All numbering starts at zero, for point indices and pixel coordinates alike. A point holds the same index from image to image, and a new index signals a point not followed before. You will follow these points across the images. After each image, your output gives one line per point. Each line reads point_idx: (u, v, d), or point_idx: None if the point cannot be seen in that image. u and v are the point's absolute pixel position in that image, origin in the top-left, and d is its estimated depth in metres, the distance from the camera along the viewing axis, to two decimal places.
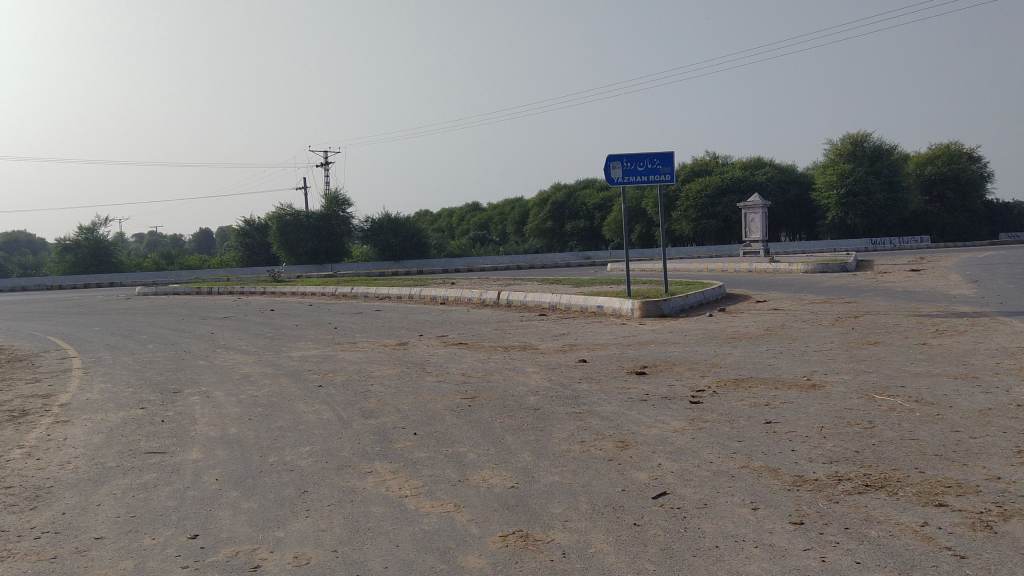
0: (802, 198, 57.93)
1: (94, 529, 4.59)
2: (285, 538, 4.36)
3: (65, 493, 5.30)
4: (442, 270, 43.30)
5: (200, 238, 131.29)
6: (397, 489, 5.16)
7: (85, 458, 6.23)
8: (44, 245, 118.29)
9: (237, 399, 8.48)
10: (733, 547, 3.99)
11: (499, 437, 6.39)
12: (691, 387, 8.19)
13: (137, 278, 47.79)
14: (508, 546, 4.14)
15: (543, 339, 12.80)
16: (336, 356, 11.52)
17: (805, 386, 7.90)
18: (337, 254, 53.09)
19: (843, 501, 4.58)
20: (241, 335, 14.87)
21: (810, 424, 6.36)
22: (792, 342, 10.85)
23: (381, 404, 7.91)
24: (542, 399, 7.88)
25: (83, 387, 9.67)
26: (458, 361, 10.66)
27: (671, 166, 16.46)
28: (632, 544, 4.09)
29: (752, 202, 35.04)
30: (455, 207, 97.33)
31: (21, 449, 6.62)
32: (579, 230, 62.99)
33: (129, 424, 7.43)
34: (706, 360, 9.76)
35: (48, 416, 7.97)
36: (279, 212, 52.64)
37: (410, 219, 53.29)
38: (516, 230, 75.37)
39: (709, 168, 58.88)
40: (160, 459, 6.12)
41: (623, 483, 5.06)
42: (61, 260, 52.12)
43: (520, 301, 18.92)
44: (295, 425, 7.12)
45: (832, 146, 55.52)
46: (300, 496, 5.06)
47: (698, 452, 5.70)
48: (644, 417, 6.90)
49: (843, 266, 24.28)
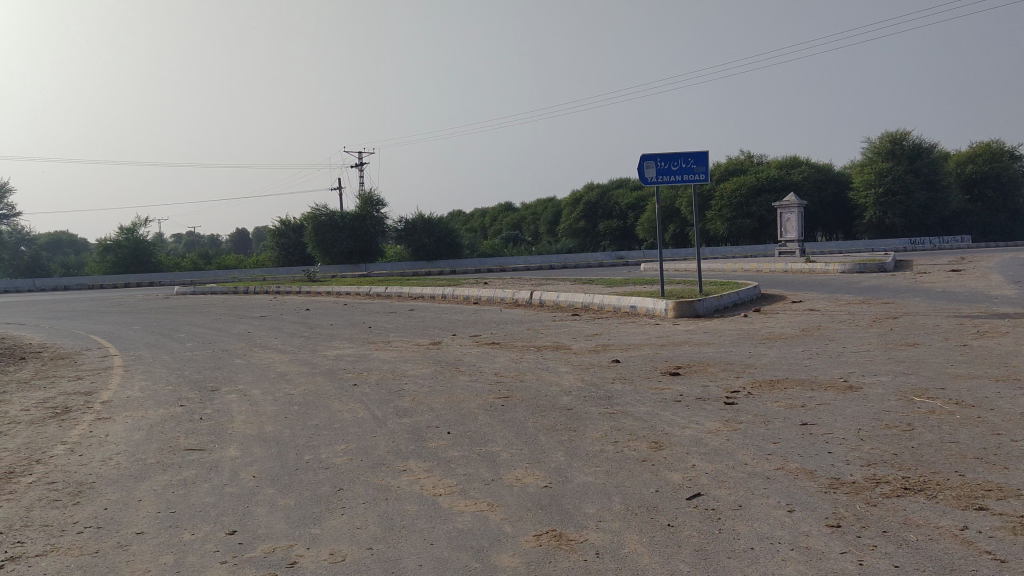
0: (839, 197, 57.16)
1: (136, 524, 4.67)
2: (320, 535, 4.41)
3: (107, 488, 5.42)
4: (474, 270, 43.37)
5: (236, 237, 132.67)
6: (431, 488, 5.18)
7: (127, 454, 6.35)
8: (87, 245, 120.11)
9: (273, 398, 8.54)
10: (770, 550, 3.96)
11: (533, 437, 6.40)
12: (725, 387, 8.18)
13: (175, 278, 48.39)
14: (542, 545, 4.15)
15: (576, 339, 12.80)
16: (371, 355, 11.58)
17: (842, 387, 7.83)
18: (371, 255, 53.40)
19: (880, 504, 4.52)
20: (277, 335, 14.94)
21: (848, 425, 6.31)
22: (830, 343, 10.77)
23: (415, 403, 7.93)
24: (576, 399, 7.88)
25: (123, 385, 9.80)
26: (491, 361, 10.69)
27: (704, 166, 16.34)
28: (666, 545, 4.08)
29: (788, 201, 34.67)
30: (488, 208, 97.44)
31: (65, 445, 6.76)
32: (612, 230, 62.77)
33: (170, 422, 7.54)
34: (741, 361, 9.71)
35: (90, 413, 8.13)
36: (315, 212, 53.04)
37: (443, 219, 53.51)
38: (548, 230, 75.34)
39: (744, 167, 58.33)
40: (200, 456, 6.21)
41: (657, 484, 5.06)
42: (102, 261, 52.97)
43: (553, 300, 18.91)
44: (330, 424, 7.17)
45: (869, 143, 54.54)
46: (337, 493, 5.11)
47: (733, 453, 5.68)
48: (678, 417, 6.89)
49: (881, 267, 23.99)
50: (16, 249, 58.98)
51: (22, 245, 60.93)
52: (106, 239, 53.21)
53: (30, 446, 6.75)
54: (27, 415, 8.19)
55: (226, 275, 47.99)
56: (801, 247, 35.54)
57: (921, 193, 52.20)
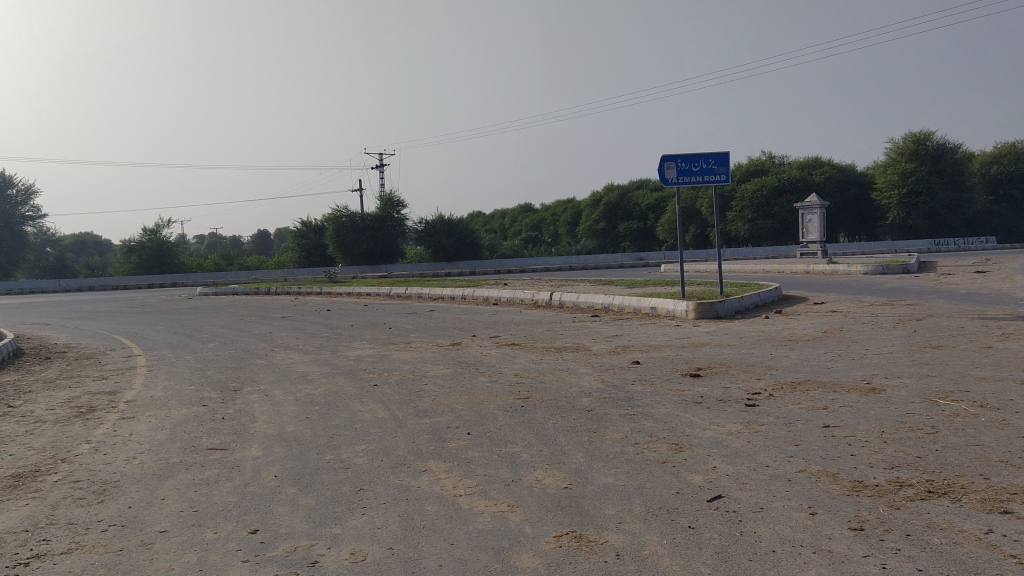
0: (861, 198, 56.67)
1: (159, 522, 4.73)
2: (341, 535, 4.42)
3: (131, 487, 5.47)
4: (493, 270, 44.48)
5: (258, 238, 133.72)
6: (451, 488, 5.20)
7: (150, 454, 6.40)
8: (111, 246, 121.26)
9: (294, 398, 8.58)
10: (791, 553, 3.94)
11: (554, 437, 6.42)
12: (747, 389, 8.13)
13: (198, 279, 48.81)
14: (562, 547, 4.15)
15: (596, 340, 12.80)
16: (391, 356, 11.63)
17: (865, 389, 7.76)
18: (392, 256, 53.61)
19: (903, 507, 4.48)
20: (299, 335, 15.04)
21: (871, 428, 6.25)
22: (852, 345, 10.70)
23: (436, 404, 7.97)
24: (595, 400, 7.88)
25: (146, 385, 9.86)
26: (510, 362, 10.70)
27: (726, 166, 16.26)
28: (688, 547, 4.07)
29: (810, 202, 34.47)
30: (509, 209, 97.61)
31: (89, 445, 6.82)
32: (632, 231, 62.61)
33: (192, 422, 7.58)
34: (763, 362, 9.68)
35: (114, 413, 8.20)
36: (336, 212, 53.23)
37: (464, 220, 53.62)
38: (568, 231, 75.26)
39: (766, 168, 58.03)
40: (222, 455, 6.27)
41: (677, 485, 5.04)
42: (126, 261, 53.52)
43: (573, 301, 18.92)
44: (351, 424, 7.21)
45: (892, 143, 53.94)
46: (356, 494, 5.14)
47: (754, 455, 5.65)
48: (699, 419, 6.86)
49: (905, 267, 23.78)
50: (41, 250, 59.63)
51: (47, 245, 61.43)
52: (130, 240, 53.71)
53: (54, 446, 6.80)
54: (52, 414, 8.30)
55: (248, 276, 48.38)
56: (823, 248, 35.29)
57: (945, 194, 51.66)
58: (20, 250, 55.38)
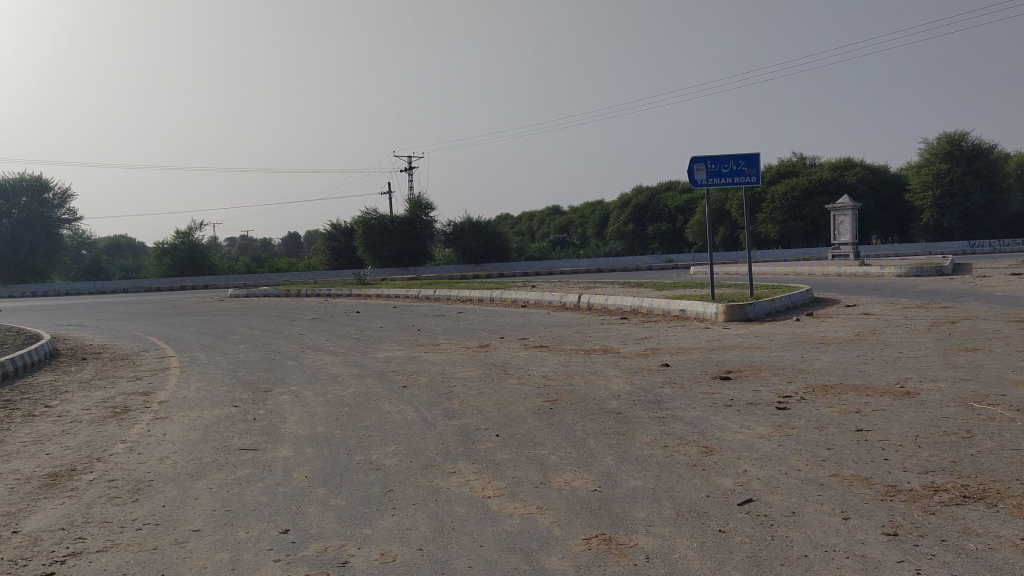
0: (894, 199, 55.95)
1: (193, 522, 4.78)
2: (371, 536, 4.45)
3: (165, 486, 5.54)
4: (522, 270, 46.42)
5: (289, 241, 134.91)
6: (481, 489, 5.22)
7: (183, 453, 6.49)
8: (145, 248, 123.16)
9: (325, 399, 8.65)
10: (823, 557, 3.91)
11: (583, 439, 6.42)
12: (778, 392, 8.05)
13: (230, 280, 49.36)
14: (592, 549, 4.14)
15: (625, 342, 12.76)
16: (421, 358, 11.67)
17: (898, 393, 7.66)
18: (421, 259, 53.90)
19: (938, 512, 4.42)
20: (329, 337, 15.15)
21: (905, 432, 6.18)
22: (886, 348, 10.56)
23: (464, 405, 8.01)
24: (623, 403, 7.85)
25: (180, 386, 10.01)
26: (538, 364, 10.70)
27: (756, 167, 16.13)
28: (718, 550, 4.05)
29: (843, 203, 34.13)
30: (538, 212, 97.69)
31: (124, 444, 6.94)
32: (661, 233, 62.31)
33: (224, 422, 7.69)
34: (793, 365, 9.59)
35: (148, 413, 8.30)
36: (364, 216, 53.42)
37: (492, 222, 53.69)
38: (597, 233, 75.06)
39: (796, 168, 57.54)
40: (253, 455, 6.33)
41: (708, 489, 5.01)
42: (160, 264, 54.21)
43: (601, 304, 18.89)
44: (380, 425, 7.26)
45: (926, 143, 53.18)
46: (386, 495, 5.17)
47: (786, 459, 5.60)
48: (728, 423, 6.80)
49: (939, 270, 23.43)
50: (77, 252, 60.53)
51: (83, 248, 62.35)
52: (163, 242, 54.38)
53: (91, 445, 6.92)
54: (86, 414, 8.41)
55: (278, 279, 48.82)
56: (855, 249, 34.88)
57: (981, 195, 50.85)
58: (56, 252, 56.07)
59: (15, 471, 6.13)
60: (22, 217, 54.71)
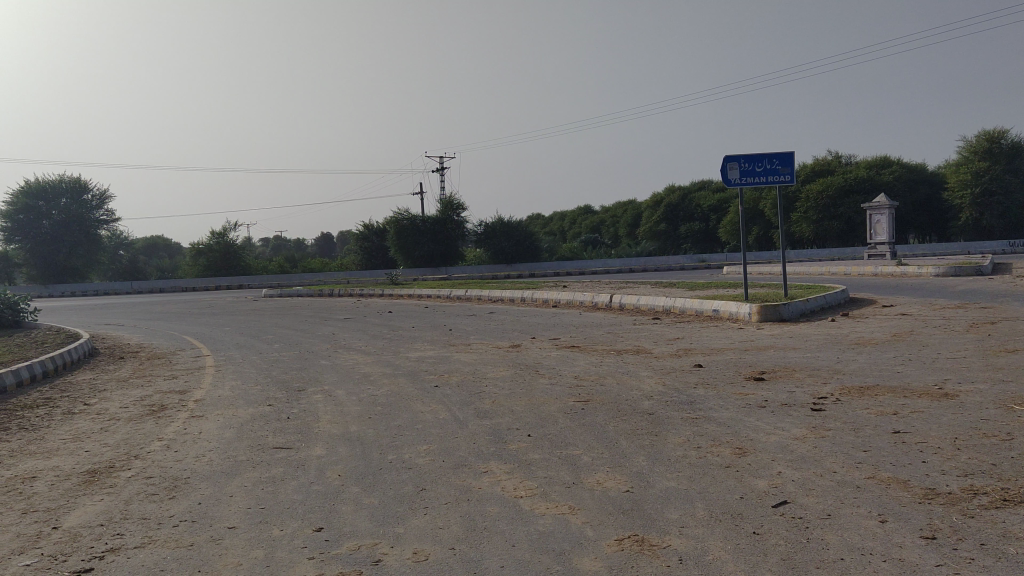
0: (932, 198, 55.10)
1: (228, 519, 4.82)
2: (404, 535, 4.47)
3: (201, 484, 5.60)
4: (552, 270, 46.43)
5: (323, 241, 136.09)
6: (512, 489, 5.22)
7: (219, 451, 6.57)
8: (180, 249, 124.81)
9: (357, 398, 8.71)
10: (860, 561, 3.86)
11: (614, 440, 6.40)
12: (813, 393, 7.95)
13: (264, 280, 49.89)
14: (624, 550, 4.13)
15: (657, 343, 12.69)
16: (453, 358, 11.71)
17: (937, 395, 7.54)
18: (452, 259, 54.08)
19: (977, 516, 4.35)
20: (362, 337, 15.25)
21: (943, 434, 6.08)
22: (924, 349, 10.40)
23: (496, 405, 8.01)
24: (656, 403, 7.81)
25: (215, 384, 10.16)
26: (571, 364, 10.68)
27: (791, 166, 15.95)
28: (752, 553, 4.01)
29: (879, 202, 33.69)
30: (569, 212, 97.59)
31: (161, 441, 7.04)
32: (694, 233, 61.94)
33: (258, 420, 7.78)
34: (829, 367, 9.48)
35: (183, 411, 8.41)
36: (396, 216, 53.64)
37: (523, 222, 53.70)
38: (628, 233, 74.77)
39: (831, 166, 56.85)
40: (287, 454, 6.38)
41: (741, 491, 4.97)
42: (195, 264, 54.94)
43: (633, 304, 18.83)
44: (412, 424, 7.29)
45: (964, 141, 52.26)
46: (418, 494, 5.18)
47: (821, 461, 5.54)
48: (762, 424, 6.73)
49: (979, 270, 23.03)
50: (115, 253, 61.43)
51: (120, 248, 63.27)
52: (199, 243, 55.06)
53: (128, 443, 7.03)
54: (124, 412, 8.53)
55: (311, 279, 49.26)
56: (891, 249, 34.40)
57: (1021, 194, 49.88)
58: (94, 253, 56.81)
59: (55, 468, 6.23)
60: (61, 217, 55.54)
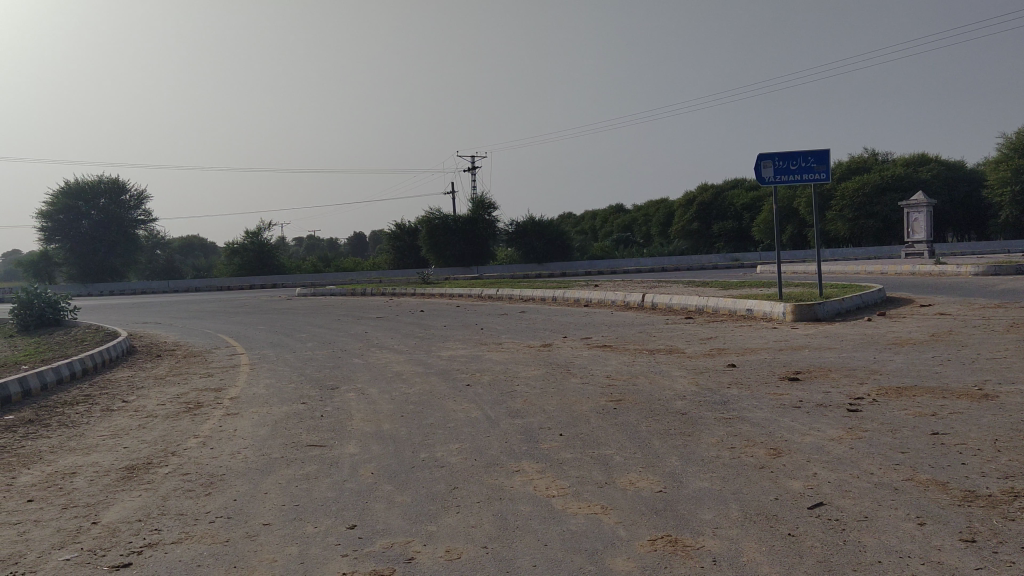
0: (971, 196, 54.18)
1: (263, 516, 4.87)
2: (437, 533, 4.48)
3: (236, 481, 5.67)
4: (584, 270, 45.67)
5: (356, 241, 137.18)
6: (544, 489, 5.21)
7: (254, 449, 6.63)
8: (214, 248, 126.33)
9: (390, 397, 8.78)
10: (898, 563, 3.81)
11: (647, 440, 6.37)
12: (849, 394, 7.84)
13: (298, 279, 50.36)
14: (657, 550, 4.11)
15: (689, 342, 12.61)
16: (484, 357, 11.74)
17: (977, 395, 7.42)
18: (483, 258, 54.15)
19: (1018, 519, 4.27)
20: (394, 335, 15.35)
21: (983, 435, 5.98)
22: (963, 349, 10.24)
23: (528, 404, 8.00)
24: (689, 403, 7.75)
25: (249, 382, 10.29)
26: (603, 364, 10.65)
27: (826, 164, 15.77)
28: (788, 555, 3.98)
29: (917, 200, 33.23)
30: (601, 211, 97.42)
31: (197, 438, 7.13)
32: (727, 232, 61.55)
33: (292, 418, 7.85)
34: (865, 367, 9.36)
35: (219, 409, 8.52)
36: (428, 215, 53.91)
37: (554, 221, 53.64)
38: (661, 231, 74.45)
39: (868, 164, 56.13)
40: (320, 452, 6.43)
41: (776, 492, 4.92)
42: (230, 263, 55.54)
43: (665, 303, 18.76)
44: (444, 422, 7.32)
45: (1004, 138, 51.26)
46: (450, 493, 5.19)
47: (857, 462, 5.48)
48: (797, 425, 6.66)
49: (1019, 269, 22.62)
50: (152, 252, 62.28)
51: (157, 247, 64.21)
52: (234, 242, 55.64)
53: (165, 439, 7.13)
54: (161, 410, 8.65)
55: (344, 278, 49.75)
56: (929, 248, 33.89)
57: None
58: (131, 252, 57.64)
59: (95, 463, 6.35)
60: (100, 217, 56.38)
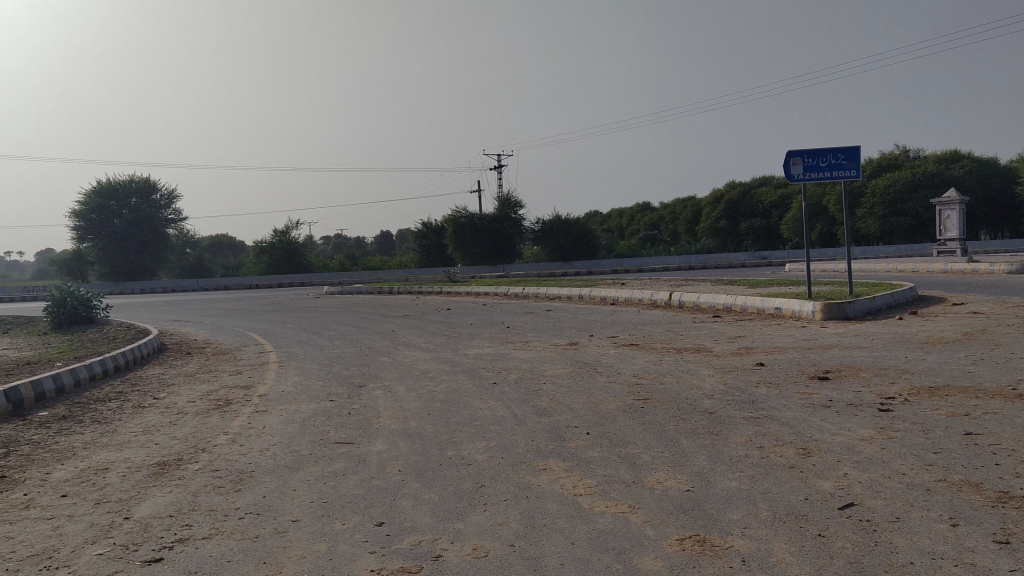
0: (1004, 193, 53.36)
1: (292, 512, 4.91)
2: (464, 530, 4.49)
3: (266, 477, 5.72)
4: (612, 270, 44.25)
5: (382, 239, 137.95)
6: (572, 487, 5.19)
7: (282, 446, 6.68)
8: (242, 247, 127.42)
9: (417, 394, 8.80)
10: (931, 564, 3.76)
11: (674, 438, 6.35)
12: (879, 394, 7.75)
13: (325, 278, 50.62)
14: (686, 550, 4.08)
15: (716, 341, 12.55)
16: (510, 355, 11.75)
17: (1011, 395, 7.30)
18: (509, 257, 54.04)
19: None
20: (420, 333, 15.40)
21: (1017, 436, 5.88)
22: (996, 348, 10.11)
23: (554, 403, 7.99)
24: (717, 403, 7.69)
25: (277, 379, 10.37)
26: (629, 362, 10.61)
27: (856, 161, 15.58)
28: (818, 555, 3.94)
29: (949, 197, 32.77)
30: (627, 209, 97.09)
31: (226, 435, 7.20)
32: (755, 230, 61.12)
33: (320, 415, 7.90)
34: (896, 366, 9.25)
35: (248, 406, 8.60)
36: (455, 214, 54.09)
37: (581, 219, 53.42)
38: (687, 229, 74.10)
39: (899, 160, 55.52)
40: (348, 449, 6.46)
41: (806, 492, 4.87)
42: (258, 261, 55.97)
43: (693, 301, 18.67)
44: (471, 420, 7.34)
45: None
46: (477, 491, 5.19)
47: (888, 462, 5.41)
48: (827, 424, 6.59)
49: None
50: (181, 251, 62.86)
51: (187, 246, 64.82)
52: (262, 241, 56.06)
53: (195, 436, 7.21)
54: (191, 406, 8.75)
55: (372, 276, 49.98)
56: (962, 246, 33.40)
57: None
58: (161, 251, 58.22)
59: (126, 459, 6.43)
60: (131, 216, 56.99)
